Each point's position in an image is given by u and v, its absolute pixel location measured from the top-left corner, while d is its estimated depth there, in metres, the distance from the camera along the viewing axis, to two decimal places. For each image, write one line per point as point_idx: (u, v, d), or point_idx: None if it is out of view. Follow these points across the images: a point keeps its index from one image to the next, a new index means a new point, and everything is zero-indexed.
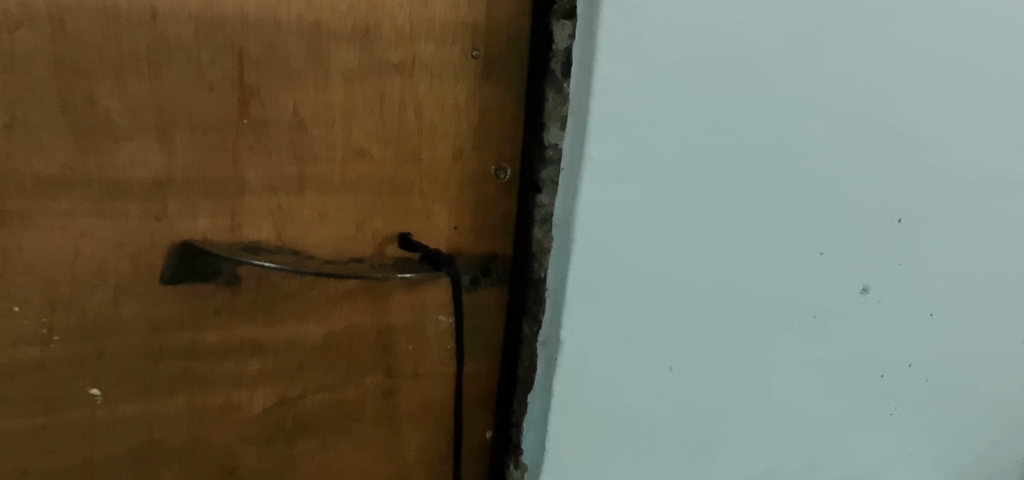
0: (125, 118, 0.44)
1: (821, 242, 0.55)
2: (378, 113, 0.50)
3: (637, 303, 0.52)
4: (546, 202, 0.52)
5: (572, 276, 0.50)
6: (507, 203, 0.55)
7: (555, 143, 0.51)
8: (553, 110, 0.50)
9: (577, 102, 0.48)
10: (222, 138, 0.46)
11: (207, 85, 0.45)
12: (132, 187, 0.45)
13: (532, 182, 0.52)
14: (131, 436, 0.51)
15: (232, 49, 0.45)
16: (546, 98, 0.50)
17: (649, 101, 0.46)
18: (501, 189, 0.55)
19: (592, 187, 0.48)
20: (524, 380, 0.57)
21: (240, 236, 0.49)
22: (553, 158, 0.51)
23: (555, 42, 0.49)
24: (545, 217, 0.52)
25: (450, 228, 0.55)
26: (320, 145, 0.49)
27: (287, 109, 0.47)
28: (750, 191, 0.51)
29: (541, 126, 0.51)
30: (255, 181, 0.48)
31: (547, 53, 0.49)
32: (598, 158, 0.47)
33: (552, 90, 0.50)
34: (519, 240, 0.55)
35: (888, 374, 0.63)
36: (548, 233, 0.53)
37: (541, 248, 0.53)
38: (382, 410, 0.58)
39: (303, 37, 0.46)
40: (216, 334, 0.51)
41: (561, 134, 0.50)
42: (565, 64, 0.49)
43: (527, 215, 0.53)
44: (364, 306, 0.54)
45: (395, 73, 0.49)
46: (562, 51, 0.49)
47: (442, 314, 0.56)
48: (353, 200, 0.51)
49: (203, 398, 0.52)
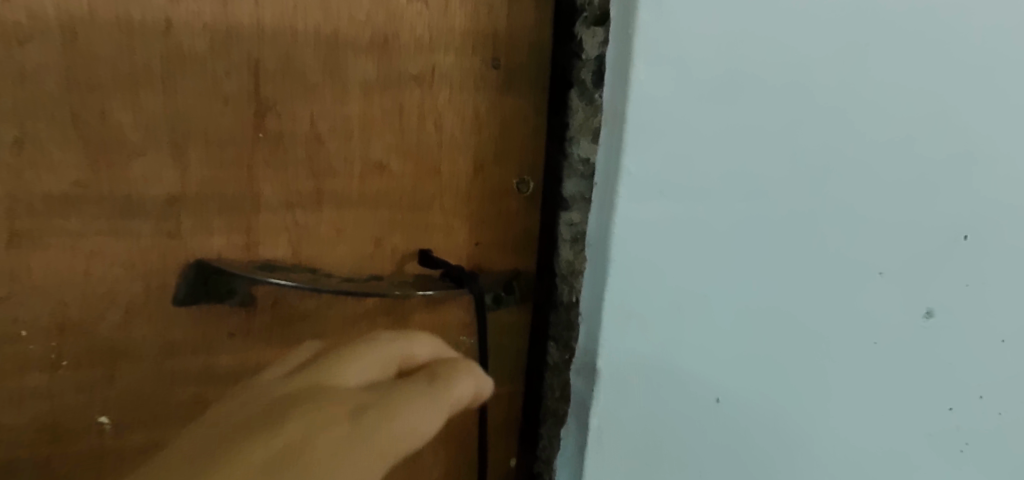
0: (139, 132, 0.43)
1: (885, 259, 0.46)
2: (397, 125, 0.48)
3: (680, 337, 0.46)
4: (577, 220, 0.49)
5: (609, 303, 0.45)
6: (530, 218, 0.53)
7: (587, 156, 0.48)
8: (583, 122, 0.47)
9: (609, 111, 0.42)
10: (237, 152, 0.45)
11: (222, 98, 0.44)
12: (145, 204, 0.44)
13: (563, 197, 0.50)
14: (249, 410, 0.39)
15: (249, 60, 0.44)
16: (576, 110, 0.48)
17: (691, 110, 0.41)
18: (524, 203, 0.53)
19: (630, 204, 0.42)
20: (555, 412, 0.54)
21: (255, 255, 0.47)
22: (583, 173, 0.48)
23: (586, 50, 0.46)
24: (577, 235, 0.50)
25: (471, 244, 0.53)
26: (338, 160, 0.47)
27: (303, 122, 0.46)
28: (800, 205, 0.44)
29: (570, 139, 0.48)
30: (272, 196, 0.46)
31: (575, 61, 0.47)
32: (636, 171, 0.41)
33: (582, 100, 0.47)
34: (546, 261, 0.52)
35: (966, 425, 0.51)
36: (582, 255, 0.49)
37: (572, 270, 0.50)
38: None
39: (321, 47, 0.45)
40: (230, 358, 0.49)
41: (591, 146, 0.47)
42: (596, 72, 0.46)
43: (554, 232, 0.51)
44: (384, 328, 0.52)
45: (414, 84, 0.48)
46: (593, 60, 0.46)
47: (464, 335, 0.54)
48: (372, 216, 0.50)
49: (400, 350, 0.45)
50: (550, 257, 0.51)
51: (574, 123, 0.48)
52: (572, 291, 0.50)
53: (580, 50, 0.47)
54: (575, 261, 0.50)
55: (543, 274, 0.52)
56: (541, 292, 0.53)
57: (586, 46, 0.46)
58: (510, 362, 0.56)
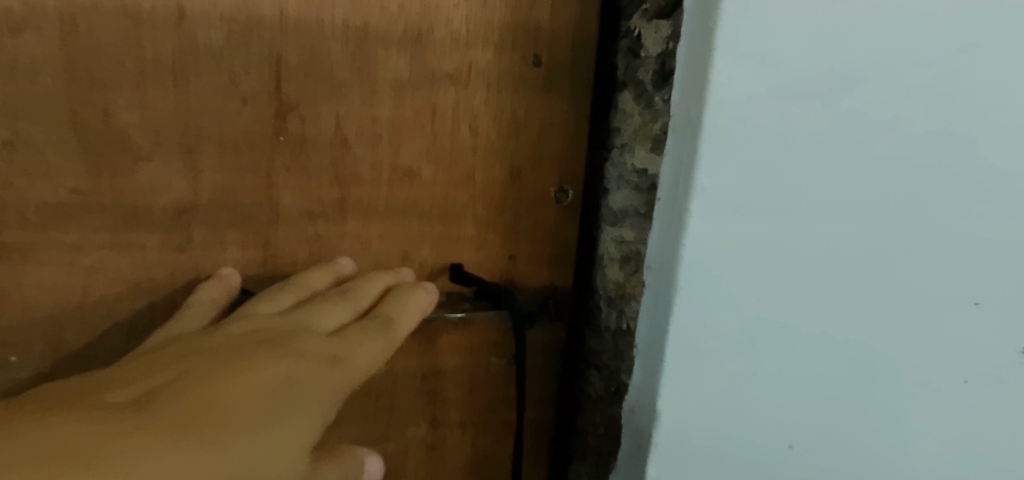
0: (145, 134, 0.38)
1: (983, 287, 0.38)
2: (429, 128, 0.44)
3: (751, 368, 0.40)
4: (630, 237, 0.44)
5: (675, 333, 0.39)
6: (570, 229, 0.49)
7: (644, 168, 0.43)
8: (641, 128, 0.42)
9: (686, 116, 0.38)
10: (255, 157, 0.40)
11: (240, 98, 0.39)
12: (152, 215, 0.39)
13: (614, 211, 0.45)
14: (217, 343, 0.36)
15: (270, 55, 0.39)
16: (632, 114, 0.43)
17: (785, 111, 0.34)
18: (563, 214, 0.49)
19: (704, 223, 0.37)
20: (597, 448, 0.49)
21: (273, 269, 0.43)
22: (638, 186, 0.43)
23: (646, 47, 0.41)
24: (629, 254, 0.45)
25: (505, 258, 0.49)
26: (365, 166, 0.43)
27: (328, 124, 0.42)
28: (894, 215, 0.36)
29: (622, 147, 0.44)
30: (292, 206, 0.42)
31: (628, 59, 0.42)
32: (714, 186, 0.36)
33: (641, 104, 0.42)
34: (590, 280, 0.47)
35: None
36: (636, 276, 0.45)
37: (623, 292, 0.45)
38: (426, 465, 0.51)
39: (349, 42, 0.41)
40: None
41: (649, 157, 0.42)
42: (657, 72, 0.41)
43: (602, 248, 0.46)
44: (410, 348, 0.48)
45: (449, 84, 0.44)
46: (653, 58, 0.41)
47: (493, 356, 0.50)
48: (400, 228, 0.45)
49: (360, 295, 0.43)
50: (597, 275, 0.47)
51: (628, 129, 0.43)
52: (621, 317, 0.46)
53: (637, 46, 0.42)
54: (627, 282, 0.45)
55: (586, 293, 0.48)
56: (582, 313, 0.48)
57: (643, 43, 0.41)
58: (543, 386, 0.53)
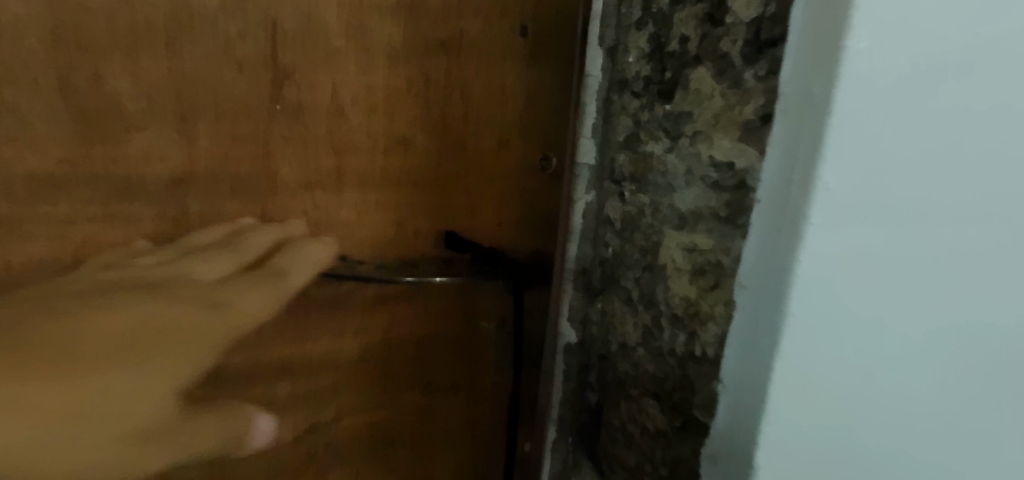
0: (138, 102, 0.37)
1: None
2: (422, 97, 0.44)
3: (871, 417, 0.31)
4: (705, 244, 0.36)
5: (779, 375, 0.30)
6: (626, 231, 0.44)
7: (728, 161, 0.34)
8: (722, 114, 0.35)
9: (801, 98, 0.29)
10: (252, 126, 0.40)
11: (236, 65, 0.39)
12: (147, 187, 0.38)
13: (682, 213, 0.38)
14: (95, 285, 0.35)
15: (266, 22, 0.39)
16: (712, 95, 0.35)
17: (936, 80, 0.27)
18: (610, 203, 0.45)
19: (826, 232, 0.28)
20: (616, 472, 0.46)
21: None
22: (716, 182, 0.35)
23: (736, 11, 0.33)
24: (703, 265, 0.36)
25: (493, 225, 0.49)
26: (361, 135, 0.43)
27: (324, 92, 0.41)
28: None
29: (693, 135, 0.37)
30: (290, 176, 0.42)
31: (709, 28, 0.35)
32: (840, 185, 0.28)
33: (727, 82, 0.34)
34: (652, 289, 0.41)
35: None
36: (714, 292, 0.36)
37: (693, 309, 0.37)
38: (420, 432, 0.52)
39: (345, 9, 0.40)
40: (241, 358, 0.45)
41: (733, 146, 0.34)
42: (750, 43, 0.33)
43: (668, 256, 0.39)
44: (407, 316, 0.49)
45: (442, 52, 0.44)
46: (745, 26, 0.33)
47: (484, 323, 0.51)
48: (395, 197, 0.46)
49: (259, 242, 0.40)
50: (660, 287, 0.40)
51: (700, 115, 0.36)
52: (691, 338, 0.38)
53: (723, 14, 0.34)
54: (702, 299, 0.37)
55: (642, 306, 0.42)
56: (640, 328, 0.43)
57: (733, 5, 0.33)
58: (589, 392, 0.49)
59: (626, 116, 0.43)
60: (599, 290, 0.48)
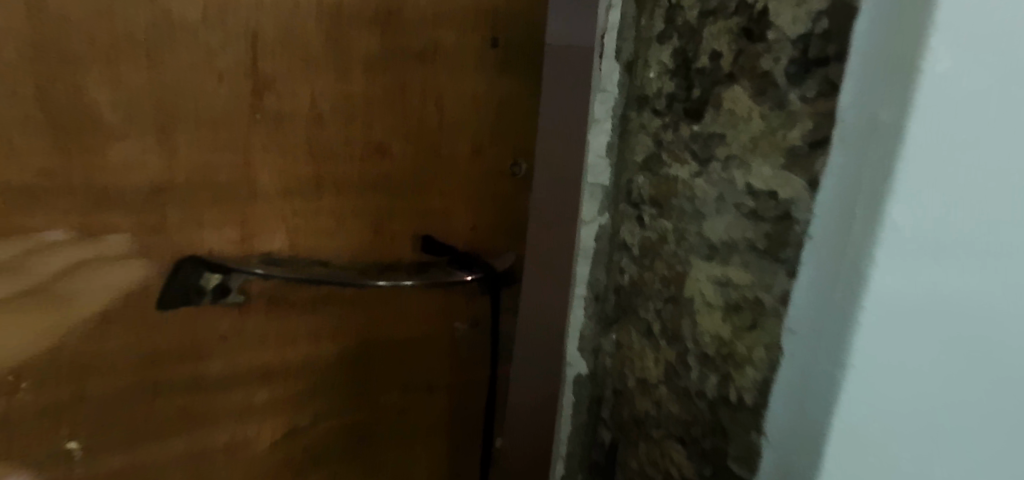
0: (117, 112, 0.37)
1: None
2: (398, 104, 0.45)
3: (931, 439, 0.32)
4: (739, 278, 0.39)
5: (844, 400, 0.31)
6: (646, 257, 0.48)
7: (774, 191, 0.36)
8: (761, 136, 0.37)
9: (868, 122, 0.30)
10: (231, 135, 0.40)
11: (216, 74, 0.39)
12: (125, 196, 0.38)
13: (716, 243, 0.41)
14: None
15: (246, 32, 0.39)
16: (751, 118, 0.38)
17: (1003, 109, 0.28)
18: (625, 225, 0.51)
19: (884, 271, 0.29)
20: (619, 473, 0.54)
21: (251, 249, 0.43)
22: (755, 211, 0.38)
23: (781, 25, 0.36)
24: (738, 301, 0.39)
25: (468, 229, 0.51)
26: (339, 142, 0.44)
27: (304, 101, 0.42)
28: None
29: (726, 159, 0.40)
30: (269, 183, 0.42)
31: (745, 42, 0.38)
32: (909, 215, 0.29)
33: (772, 104, 0.36)
34: (676, 325, 0.45)
35: None
36: (751, 333, 0.39)
37: (726, 349, 0.41)
38: (396, 431, 0.54)
39: (324, 20, 0.41)
40: (221, 365, 0.45)
41: (777, 174, 0.36)
42: (800, 63, 0.35)
43: (696, 288, 0.43)
44: (384, 318, 0.50)
45: (418, 62, 0.45)
46: (791, 42, 0.35)
47: (458, 321, 0.53)
48: (372, 203, 0.47)
49: (57, 263, 0.37)
50: (686, 323, 0.44)
51: (735, 139, 0.39)
52: (723, 380, 0.41)
53: (766, 30, 0.37)
54: (736, 339, 0.40)
55: (669, 340, 0.46)
56: (662, 364, 0.47)
57: (777, 19, 0.36)
58: (601, 429, 0.56)
59: (648, 133, 0.48)
60: (612, 319, 0.53)
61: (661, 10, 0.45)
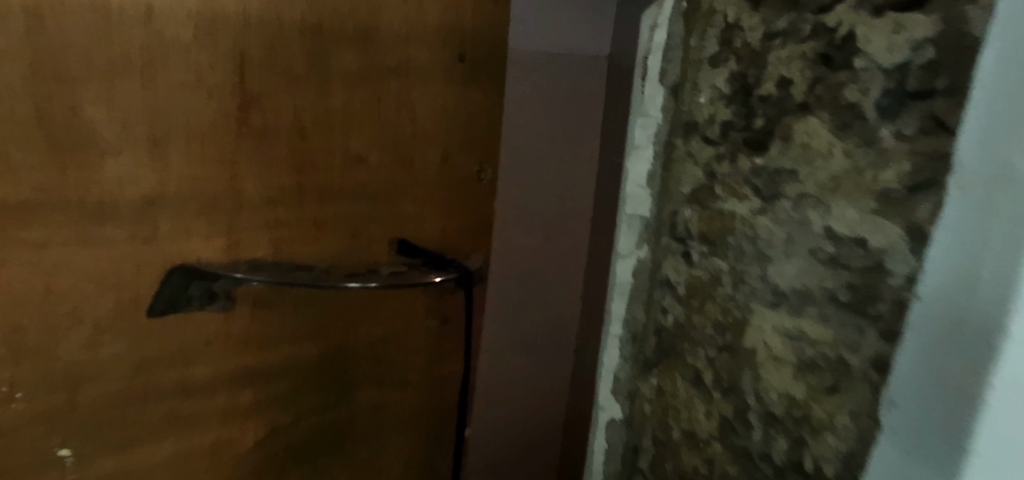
0: (113, 128, 0.38)
1: None
2: (375, 117, 0.48)
3: None
4: (816, 334, 0.31)
5: None
6: (694, 298, 0.41)
7: (829, 258, 0.31)
8: (820, 170, 0.31)
9: (1005, 176, 0.21)
10: (220, 148, 0.42)
11: (206, 91, 0.41)
12: (119, 209, 0.40)
13: (766, 256, 0.35)
14: None
15: (234, 51, 0.41)
16: (829, 153, 0.31)
17: None
18: (669, 263, 0.43)
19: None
20: None
21: (236, 256, 0.45)
22: (829, 259, 0.31)
23: (875, 59, 0.28)
24: (815, 359, 0.31)
25: (438, 232, 0.55)
26: (321, 153, 0.47)
27: (287, 114, 0.44)
28: None
29: (798, 198, 0.32)
30: (255, 193, 0.45)
31: (824, 70, 0.31)
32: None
33: (821, 117, 0.31)
34: (736, 375, 0.37)
35: None
36: (831, 395, 0.31)
37: (799, 411, 0.33)
38: (373, 425, 0.56)
39: (307, 40, 0.44)
40: (207, 369, 0.46)
41: (822, 222, 0.31)
42: (925, 76, 0.26)
43: (759, 338, 0.35)
44: (361, 318, 0.53)
45: (392, 77, 0.48)
46: (883, 72, 0.28)
47: (430, 318, 0.57)
48: (351, 209, 0.49)
49: None
50: (747, 376, 0.36)
51: (810, 176, 0.32)
52: (795, 445, 0.33)
53: (852, 57, 0.29)
54: (812, 402, 0.32)
55: (721, 330, 0.38)
56: (715, 417, 0.39)
57: (867, 46, 0.29)
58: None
59: (698, 162, 0.40)
60: (654, 362, 0.45)
61: (716, 29, 0.38)
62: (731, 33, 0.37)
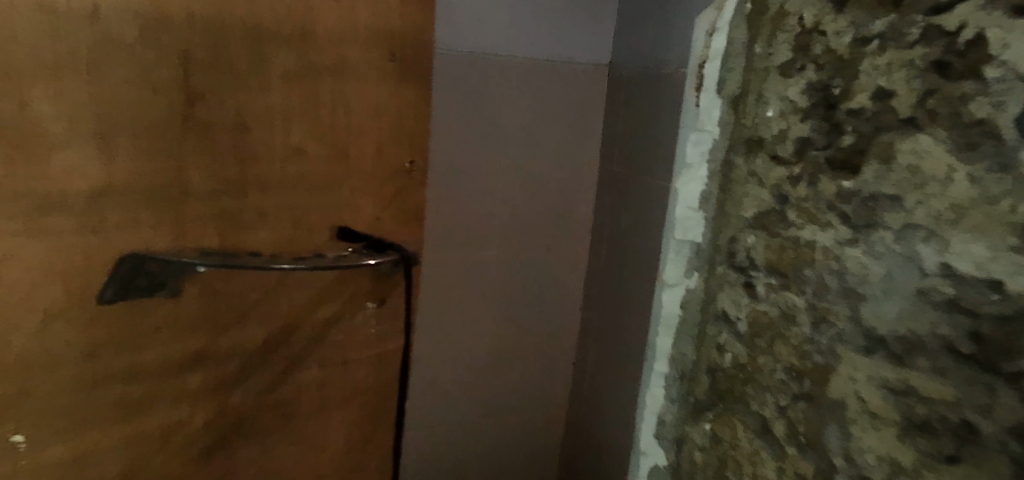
0: (59, 123, 0.40)
1: None
2: (313, 112, 0.52)
3: None
4: (916, 380, 0.43)
5: None
6: (761, 335, 0.55)
7: (931, 288, 0.41)
8: (920, 185, 0.42)
9: None
10: (166, 142, 0.45)
11: (152, 88, 0.43)
12: (66, 201, 0.41)
13: (847, 287, 0.47)
14: None
15: (178, 50, 0.44)
16: (927, 191, 0.41)
17: None
18: (729, 292, 0.58)
19: None
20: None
21: (184, 245, 0.47)
22: (927, 294, 0.42)
23: (928, 52, 0.41)
24: (928, 415, 0.42)
25: (373, 218, 0.58)
26: (262, 146, 0.50)
27: (230, 109, 0.47)
28: None
29: (901, 229, 0.43)
30: (200, 184, 0.47)
31: (936, 76, 0.40)
32: None
33: (874, 154, 0.44)
34: (817, 429, 0.50)
35: None
36: (927, 451, 0.42)
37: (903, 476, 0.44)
38: (317, 403, 0.60)
39: (247, 40, 0.47)
40: (157, 354, 0.48)
41: (886, 245, 0.44)
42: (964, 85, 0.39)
43: (851, 391, 0.47)
44: (303, 302, 0.56)
45: (328, 75, 0.52)
46: (984, 82, 0.38)
47: (368, 300, 0.60)
48: (291, 199, 0.53)
49: None
50: (832, 429, 0.48)
51: (921, 205, 0.42)
52: None
53: (973, 64, 0.38)
54: (922, 468, 0.42)
55: (792, 380, 0.52)
56: (792, 472, 0.52)
57: (1004, 53, 0.37)
58: None
59: (763, 181, 0.54)
60: (706, 407, 0.61)
61: (788, 34, 0.51)
62: (808, 38, 0.49)
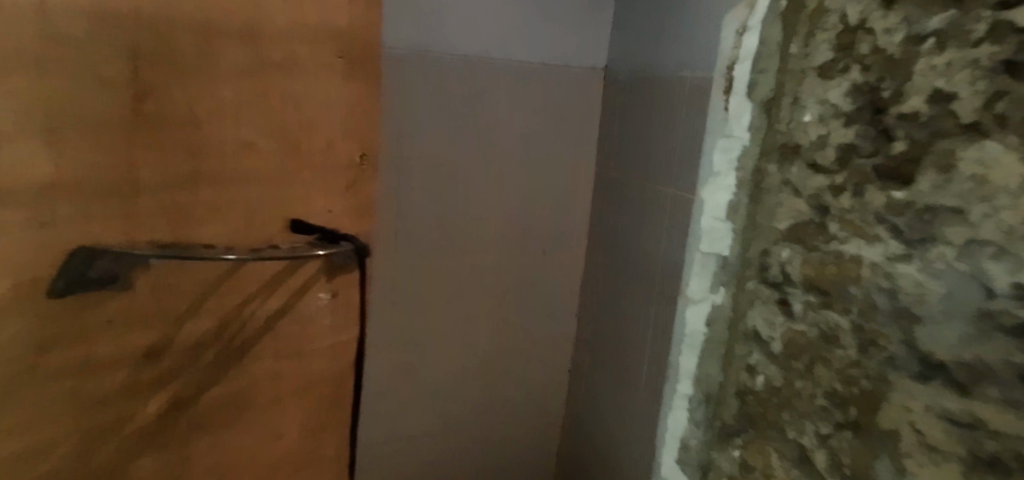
0: (7, 117, 0.41)
1: None
2: (263, 107, 0.53)
3: None
4: (990, 345, 0.43)
5: None
6: (839, 302, 0.54)
7: None
8: (991, 171, 0.43)
9: None
10: (116, 136, 0.46)
11: (100, 82, 0.44)
12: (15, 193, 0.42)
13: (899, 307, 0.49)
14: None
15: (127, 45, 0.45)
16: (993, 166, 0.43)
17: None
18: (808, 254, 0.57)
19: None
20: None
21: (135, 238, 0.48)
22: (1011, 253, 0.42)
23: (983, 30, 0.43)
24: (990, 364, 0.43)
25: (325, 211, 0.60)
26: (214, 141, 0.51)
27: (180, 104, 0.48)
28: None
29: (981, 220, 0.44)
30: (151, 178, 0.48)
31: (1005, 77, 0.42)
32: None
33: (944, 133, 0.46)
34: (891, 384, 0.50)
35: None
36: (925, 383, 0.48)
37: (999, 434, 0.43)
38: (272, 394, 0.61)
39: (196, 36, 0.48)
40: (108, 346, 0.49)
41: (959, 198, 0.45)
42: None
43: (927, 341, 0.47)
44: (256, 294, 0.57)
45: (277, 71, 0.53)
46: (998, 63, 0.42)
47: (322, 291, 0.62)
48: (243, 192, 0.54)
49: None
50: (906, 380, 0.49)
51: (986, 207, 0.43)
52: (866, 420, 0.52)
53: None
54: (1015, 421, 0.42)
55: (836, 407, 0.54)
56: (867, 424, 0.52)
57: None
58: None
59: (850, 170, 0.53)
60: (787, 371, 0.59)
61: (828, 31, 0.55)
62: (853, 38, 0.52)
